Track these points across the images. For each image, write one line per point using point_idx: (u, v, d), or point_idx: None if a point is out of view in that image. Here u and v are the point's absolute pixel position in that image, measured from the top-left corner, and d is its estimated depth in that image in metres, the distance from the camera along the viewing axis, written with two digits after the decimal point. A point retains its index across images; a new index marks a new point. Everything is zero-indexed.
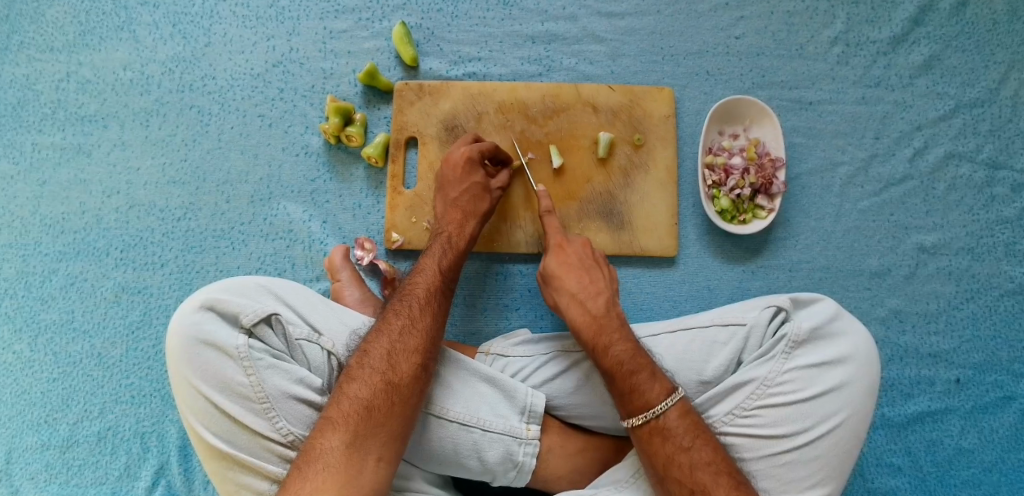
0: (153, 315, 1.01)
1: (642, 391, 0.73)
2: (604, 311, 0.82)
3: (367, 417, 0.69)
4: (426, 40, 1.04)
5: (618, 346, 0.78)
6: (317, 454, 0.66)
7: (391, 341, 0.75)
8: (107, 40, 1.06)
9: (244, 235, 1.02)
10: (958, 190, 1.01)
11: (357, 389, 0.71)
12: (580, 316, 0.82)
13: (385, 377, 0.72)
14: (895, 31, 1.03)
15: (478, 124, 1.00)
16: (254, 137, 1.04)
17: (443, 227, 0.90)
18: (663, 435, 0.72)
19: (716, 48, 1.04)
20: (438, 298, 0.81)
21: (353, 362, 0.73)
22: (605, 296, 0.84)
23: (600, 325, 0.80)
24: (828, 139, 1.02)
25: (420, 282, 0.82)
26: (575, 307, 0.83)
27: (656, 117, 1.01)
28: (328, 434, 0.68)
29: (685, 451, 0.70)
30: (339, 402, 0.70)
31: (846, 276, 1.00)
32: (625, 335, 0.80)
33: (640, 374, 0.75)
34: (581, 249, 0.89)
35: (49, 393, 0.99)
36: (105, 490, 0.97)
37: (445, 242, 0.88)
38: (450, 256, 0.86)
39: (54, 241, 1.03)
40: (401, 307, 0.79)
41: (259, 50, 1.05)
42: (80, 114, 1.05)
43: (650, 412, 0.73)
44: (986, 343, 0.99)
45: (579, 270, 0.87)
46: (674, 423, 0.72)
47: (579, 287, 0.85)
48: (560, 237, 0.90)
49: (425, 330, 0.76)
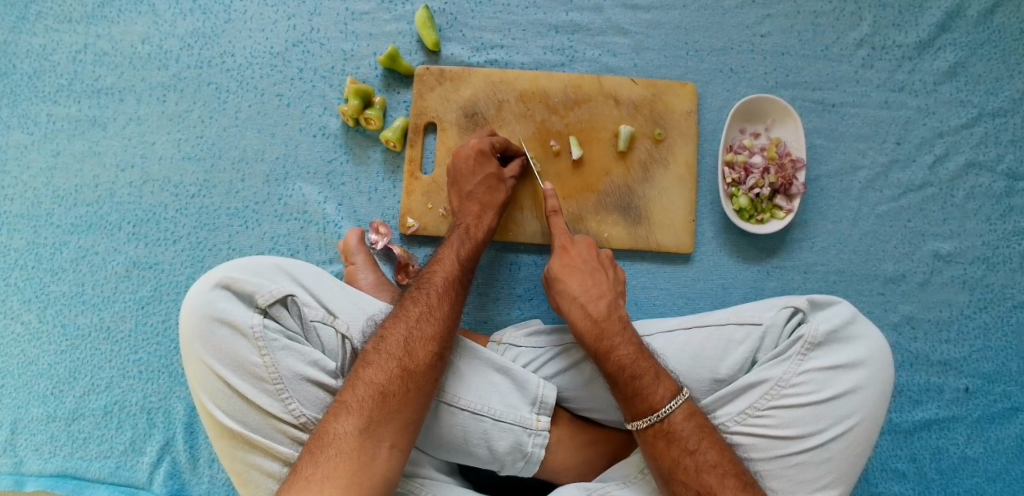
0: (164, 290, 1.00)
1: (646, 395, 0.73)
2: (606, 314, 0.80)
3: (381, 403, 0.68)
4: (449, 25, 1.03)
5: (621, 350, 0.76)
6: (331, 439, 0.66)
7: (408, 328, 0.74)
8: (126, 13, 1.05)
9: (257, 214, 1.01)
10: (976, 199, 1.00)
11: (372, 374, 0.70)
12: (582, 319, 0.80)
13: (401, 364, 0.71)
14: (921, 36, 1.02)
15: (498, 112, 1.00)
16: (271, 116, 1.03)
17: (461, 219, 0.89)
18: (668, 439, 0.71)
19: (741, 46, 1.03)
20: (456, 287, 0.81)
21: (370, 347, 0.73)
22: (608, 298, 0.82)
23: (601, 330, 0.78)
24: (848, 142, 1.02)
25: (439, 272, 0.81)
26: (577, 310, 0.81)
27: (678, 113, 1.00)
28: (342, 418, 0.67)
29: (690, 454, 0.70)
30: (354, 387, 0.70)
31: (860, 280, 1.00)
32: (628, 339, 0.78)
33: (643, 378, 0.74)
34: (587, 250, 0.87)
35: (57, 365, 0.99)
36: (110, 464, 0.96)
37: (463, 233, 0.87)
38: (468, 247, 0.86)
39: (66, 214, 1.02)
40: (419, 295, 0.78)
41: (280, 29, 1.04)
42: (96, 87, 1.04)
43: (654, 416, 0.72)
44: (997, 353, 0.98)
45: (583, 273, 0.85)
46: (678, 426, 0.71)
47: (582, 290, 0.83)
48: (565, 239, 0.88)
49: (443, 319, 0.76)
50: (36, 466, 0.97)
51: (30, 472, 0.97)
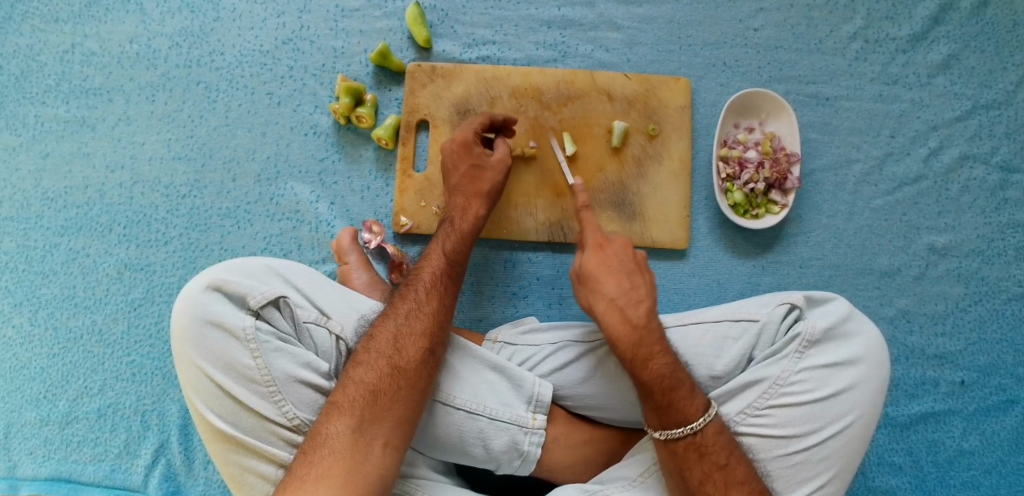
0: (156, 292, 0.99)
1: (682, 407, 0.71)
2: (646, 322, 0.77)
3: (373, 401, 0.68)
4: (440, 21, 1.02)
5: (660, 360, 0.74)
6: (323, 439, 0.66)
7: (396, 325, 0.74)
8: (114, 12, 1.04)
9: (249, 214, 1.00)
10: (970, 192, 1.00)
11: (362, 374, 0.70)
12: (619, 325, 0.76)
13: (390, 362, 0.71)
14: (915, 29, 1.02)
15: (490, 109, 0.99)
16: (262, 115, 1.02)
17: (450, 213, 0.88)
18: (699, 452, 0.71)
19: (735, 40, 1.02)
20: (445, 281, 0.80)
21: (359, 347, 0.73)
22: (646, 304, 0.78)
23: (640, 337, 0.75)
24: (843, 136, 1.01)
25: (427, 268, 0.81)
26: (614, 314, 0.77)
27: (672, 108, 1.00)
28: (334, 419, 0.67)
29: (721, 468, 0.70)
30: (345, 387, 0.69)
31: (855, 275, 0.99)
32: (665, 349, 0.75)
33: (679, 390, 0.72)
34: (624, 251, 0.83)
35: (49, 368, 0.98)
36: (104, 467, 0.96)
37: (450, 227, 0.86)
38: (454, 240, 0.84)
39: (57, 216, 1.01)
40: (406, 294, 0.78)
41: (270, 27, 1.03)
42: (84, 87, 1.03)
43: (686, 429, 0.71)
44: (992, 346, 0.99)
45: (620, 274, 0.81)
46: (710, 440, 0.71)
47: (619, 293, 0.79)
48: (599, 237, 0.85)
49: (431, 314, 0.76)
50: (30, 471, 0.96)
51: (24, 477, 0.96)
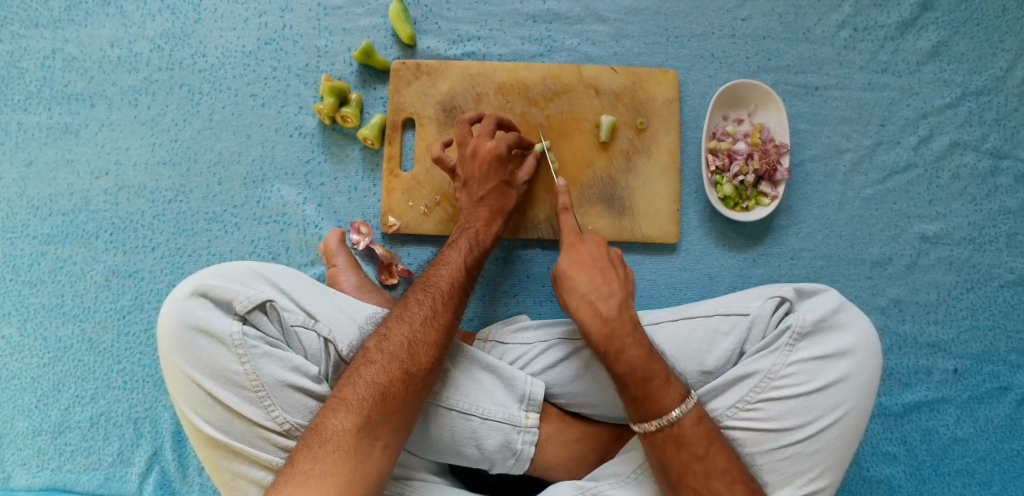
0: (145, 298, 0.99)
1: (658, 398, 0.71)
2: (617, 314, 0.76)
3: (382, 403, 0.67)
4: (424, 17, 1.01)
5: (632, 352, 0.73)
6: (328, 434, 0.65)
7: (411, 329, 0.73)
8: (93, 16, 1.02)
9: (236, 218, 0.99)
10: (961, 179, 1.00)
11: (374, 374, 0.69)
12: (590, 319, 0.76)
13: (403, 366, 0.70)
14: (903, 16, 1.01)
15: (477, 106, 0.98)
16: (246, 116, 1.01)
17: (469, 221, 0.88)
18: (677, 443, 0.70)
19: (722, 30, 1.02)
20: (460, 293, 0.79)
21: (371, 344, 0.72)
22: (618, 297, 0.78)
23: (611, 331, 0.75)
24: (833, 126, 1.00)
25: (444, 274, 0.80)
26: (585, 309, 0.77)
27: (659, 101, 0.99)
28: (340, 415, 0.66)
29: (700, 459, 0.69)
30: (354, 385, 0.68)
31: (847, 265, 0.99)
32: (637, 341, 0.75)
33: (654, 382, 0.72)
34: (597, 248, 0.83)
35: (40, 378, 0.98)
36: (99, 476, 0.95)
37: (472, 237, 0.86)
38: (476, 254, 0.84)
39: (42, 224, 1.00)
40: (423, 298, 0.77)
41: (252, 27, 1.02)
42: (66, 92, 1.02)
43: (664, 420, 0.71)
44: (985, 333, 0.98)
45: (592, 270, 0.81)
46: (688, 431, 0.70)
47: (590, 287, 0.79)
48: (574, 237, 0.85)
49: (445, 325, 0.75)
50: (24, 481, 0.96)
51: (19, 487, 0.95)
